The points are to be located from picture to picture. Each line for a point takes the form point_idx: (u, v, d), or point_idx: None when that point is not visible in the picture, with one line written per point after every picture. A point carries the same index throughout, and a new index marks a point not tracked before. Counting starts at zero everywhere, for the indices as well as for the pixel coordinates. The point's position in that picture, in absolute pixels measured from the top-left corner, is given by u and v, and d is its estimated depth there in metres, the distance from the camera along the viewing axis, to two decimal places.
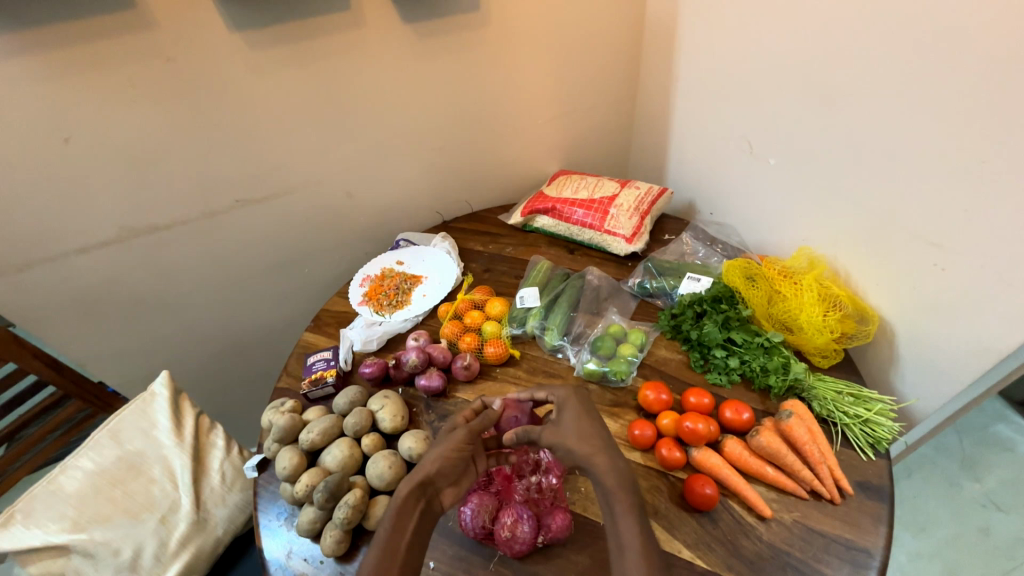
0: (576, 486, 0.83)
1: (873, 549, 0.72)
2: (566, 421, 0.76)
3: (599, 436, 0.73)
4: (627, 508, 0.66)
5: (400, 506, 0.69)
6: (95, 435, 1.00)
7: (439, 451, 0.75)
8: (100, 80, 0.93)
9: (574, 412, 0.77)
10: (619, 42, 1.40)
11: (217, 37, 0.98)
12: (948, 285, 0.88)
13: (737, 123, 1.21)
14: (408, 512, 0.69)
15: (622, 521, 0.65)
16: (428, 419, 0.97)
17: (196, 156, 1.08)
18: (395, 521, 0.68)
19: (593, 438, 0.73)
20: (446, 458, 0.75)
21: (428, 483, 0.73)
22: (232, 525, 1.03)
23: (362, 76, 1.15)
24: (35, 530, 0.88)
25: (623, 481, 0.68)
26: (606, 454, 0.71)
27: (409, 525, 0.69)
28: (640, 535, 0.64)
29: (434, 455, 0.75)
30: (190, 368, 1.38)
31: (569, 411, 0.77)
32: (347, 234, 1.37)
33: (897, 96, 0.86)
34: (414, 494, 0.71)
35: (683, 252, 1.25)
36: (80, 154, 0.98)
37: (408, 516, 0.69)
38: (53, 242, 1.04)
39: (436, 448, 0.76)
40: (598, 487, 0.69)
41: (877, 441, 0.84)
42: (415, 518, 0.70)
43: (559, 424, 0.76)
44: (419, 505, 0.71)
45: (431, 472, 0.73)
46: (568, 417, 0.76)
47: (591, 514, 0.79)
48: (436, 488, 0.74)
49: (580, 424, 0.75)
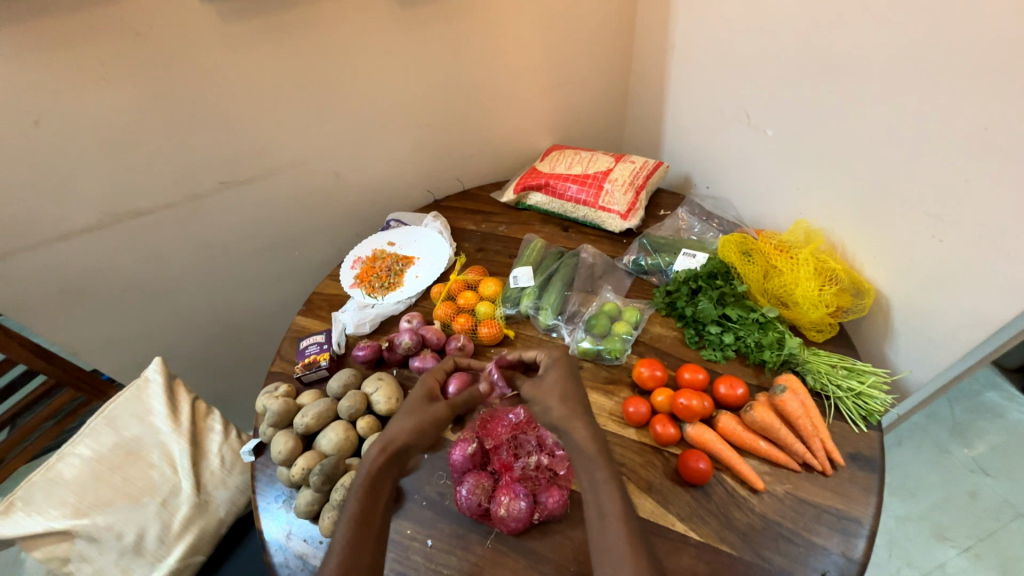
0: None
1: (863, 518, 0.73)
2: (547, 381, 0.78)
3: (578, 399, 0.75)
4: (604, 477, 0.65)
5: (374, 474, 0.71)
6: (91, 423, 1.00)
7: (413, 421, 0.79)
8: (66, 58, 0.88)
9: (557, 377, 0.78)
10: (612, 8, 1.34)
11: (187, 9, 0.93)
12: (946, 257, 0.87)
13: (734, 93, 1.16)
14: (383, 479, 0.72)
15: (601, 487, 0.64)
16: None
17: (174, 137, 1.04)
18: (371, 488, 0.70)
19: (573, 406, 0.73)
20: (419, 429, 0.78)
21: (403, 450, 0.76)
22: (234, 506, 1.04)
23: (343, 50, 1.10)
24: (36, 517, 0.89)
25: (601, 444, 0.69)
26: (583, 419, 0.71)
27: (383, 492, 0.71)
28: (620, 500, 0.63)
29: (409, 423, 0.78)
30: (185, 354, 1.37)
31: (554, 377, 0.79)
32: (336, 214, 1.34)
33: (900, 63, 0.83)
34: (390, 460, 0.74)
35: (679, 228, 1.23)
36: (53, 138, 0.94)
37: (383, 482, 0.71)
38: (33, 231, 1.01)
39: (408, 416, 0.80)
40: (577, 453, 0.68)
41: (869, 413, 0.85)
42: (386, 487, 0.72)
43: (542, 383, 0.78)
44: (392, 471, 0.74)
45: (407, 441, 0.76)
46: (548, 381, 0.78)
47: None
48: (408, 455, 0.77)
49: (562, 389, 0.76)
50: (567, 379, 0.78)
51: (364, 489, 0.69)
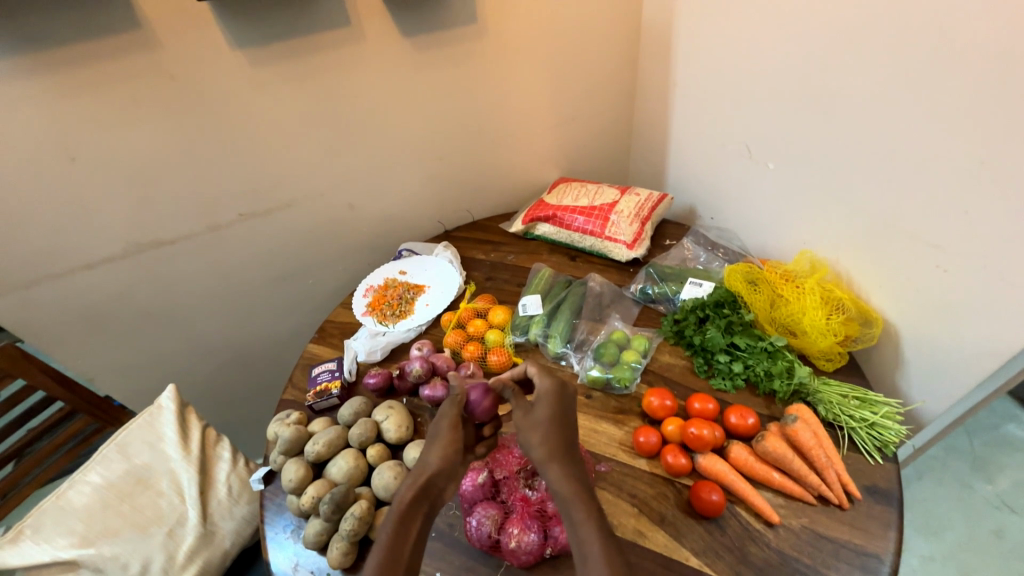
0: (643, 532, 0.76)
1: (883, 554, 0.71)
2: (537, 412, 0.73)
3: (565, 441, 0.71)
4: (585, 518, 0.65)
5: (401, 512, 0.67)
6: (103, 450, 1.01)
7: (439, 448, 0.73)
8: (110, 100, 0.95)
9: (548, 411, 0.73)
10: (616, 50, 1.42)
11: (221, 55, 1.00)
12: (952, 285, 0.88)
13: (735, 127, 1.21)
14: (413, 514, 0.68)
15: (582, 530, 0.64)
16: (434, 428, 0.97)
17: (202, 172, 1.10)
18: (397, 529, 0.66)
19: (559, 445, 0.70)
20: (445, 457, 0.72)
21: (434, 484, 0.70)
22: (239, 537, 1.03)
23: (362, 89, 1.17)
24: (43, 545, 0.89)
25: (578, 486, 0.68)
26: (560, 463, 0.69)
27: (411, 532, 0.67)
28: (601, 543, 0.63)
29: (437, 454, 0.72)
30: (196, 381, 1.39)
31: (543, 410, 0.73)
32: (350, 244, 1.38)
33: (895, 99, 0.87)
34: (419, 496, 0.69)
35: (685, 257, 1.26)
36: (89, 173, 1.00)
37: (412, 520, 0.68)
38: (63, 259, 1.06)
39: (434, 448, 0.73)
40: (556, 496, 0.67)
41: (884, 444, 0.84)
42: (417, 523, 0.68)
43: (532, 415, 0.73)
44: (421, 509, 0.69)
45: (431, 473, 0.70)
46: (539, 415, 0.72)
47: (653, 544, 0.75)
48: (440, 490, 0.71)
49: (547, 423, 0.72)
50: (555, 416, 0.72)
51: (392, 528, 0.66)
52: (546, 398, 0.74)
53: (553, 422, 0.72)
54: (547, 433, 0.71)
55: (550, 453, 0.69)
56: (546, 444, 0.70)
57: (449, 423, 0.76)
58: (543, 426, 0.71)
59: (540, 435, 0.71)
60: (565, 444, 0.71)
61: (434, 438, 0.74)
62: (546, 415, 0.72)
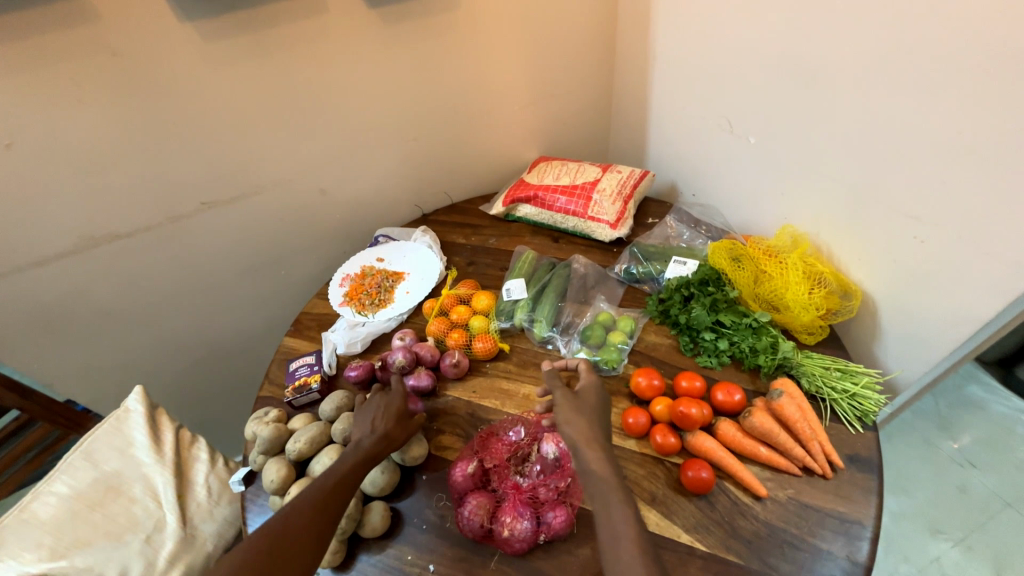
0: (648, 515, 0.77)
1: (865, 520, 0.73)
2: (585, 400, 0.76)
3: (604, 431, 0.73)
4: (620, 500, 0.64)
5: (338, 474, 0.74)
6: (68, 459, 0.95)
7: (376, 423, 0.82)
8: (41, 81, 0.86)
9: (591, 401, 0.76)
10: (593, 22, 1.37)
11: (166, 28, 0.91)
12: (929, 256, 0.89)
13: (716, 102, 1.19)
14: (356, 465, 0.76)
15: (618, 513, 0.63)
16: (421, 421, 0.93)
17: (154, 158, 1.02)
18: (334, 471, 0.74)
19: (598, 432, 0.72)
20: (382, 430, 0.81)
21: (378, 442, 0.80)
22: (222, 539, 0.99)
23: (326, 65, 1.09)
24: (9, 561, 0.84)
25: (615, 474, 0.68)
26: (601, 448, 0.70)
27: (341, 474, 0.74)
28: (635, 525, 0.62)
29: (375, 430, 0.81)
30: (166, 381, 1.32)
31: (587, 399, 0.77)
32: (323, 232, 1.32)
33: (876, 71, 0.86)
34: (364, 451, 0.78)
35: (668, 236, 1.25)
36: (25, 162, 0.91)
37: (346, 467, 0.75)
38: (4, 258, 0.97)
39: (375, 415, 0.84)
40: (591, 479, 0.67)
41: (864, 414, 0.86)
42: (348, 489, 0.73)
43: (579, 402, 0.76)
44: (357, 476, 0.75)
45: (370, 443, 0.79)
46: (585, 401, 0.76)
47: (654, 523, 0.76)
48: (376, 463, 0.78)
49: (590, 411, 0.75)
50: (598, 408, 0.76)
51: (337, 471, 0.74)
52: (591, 389, 0.78)
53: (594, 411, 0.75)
54: (589, 421, 0.74)
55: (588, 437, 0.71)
56: (586, 429, 0.72)
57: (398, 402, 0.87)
58: (589, 412, 0.75)
59: (584, 420, 0.74)
60: (606, 435, 0.73)
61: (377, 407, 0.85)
62: (588, 403, 0.76)
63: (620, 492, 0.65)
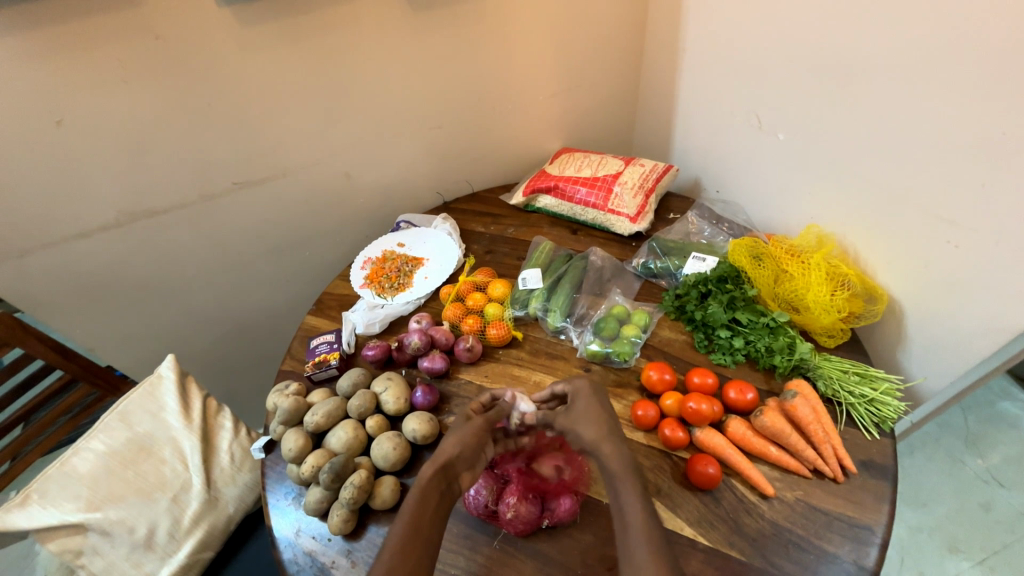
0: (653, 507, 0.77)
1: (875, 526, 0.72)
2: (577, 407, 0.78)
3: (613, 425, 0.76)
4: (631, 492, 0.67)
5: (423, 486, 0.69)
6: (106, 418, 1.01)
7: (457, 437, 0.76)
8: (89, 60, 0.90)
9: (588, 401, 0.78)
10: (623, 12, 1.35)
11: (206, 12, 0.95)
12: (962, 262, 0.86)
13: (744, 96, 1.16)
14: (429, 494, 0.69)
15: (625, 496, 0.68)
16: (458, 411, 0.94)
17: (191, 138, 1.06)
18: (418, 503, 0.67)
19: (602, 428, 0.75)
20: (466, 441, 0.75)
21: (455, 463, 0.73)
22: (242, 503, 1.05)
23: (356, 51, 1.11)
24: (50, 509, 0.90)
25: (625, 465, 0.71)
26: (612, 441, 0.73)
27: (430, 506, 0.68)
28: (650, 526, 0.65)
29: (456, 441, 0.75)
30: (195, 352, 1.39)
31: (584, 402, 0.78)
32: (346, 215, 1.36)
33: (915, 68, 0.83)
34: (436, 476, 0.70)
35: (689, 232, 1.23)
36: (73, 139, 0.97)
37: (431, 499, 0.68)
38: (53, 228, 1.03)
39: (454, 435, 0.77)
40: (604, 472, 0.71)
41: (882, 420, 0.84)
42: (436, 500, 0.68)
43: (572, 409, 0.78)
44: (441, 487, 0.70)
45: (453, 454, 0.73)
46: (579, 408, 0.78)
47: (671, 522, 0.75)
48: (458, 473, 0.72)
49: (588, 413, 0.77)
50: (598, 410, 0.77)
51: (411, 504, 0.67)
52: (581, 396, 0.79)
53: (604, 417, 0.76)
54: (594, 422, 0.76)
55: (600, 437, 0.74)
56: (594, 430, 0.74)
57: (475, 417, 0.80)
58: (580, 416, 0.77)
59: (585, 424, 0.75)
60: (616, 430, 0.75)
61: (457, 429, 0.78)
62: (590, 410, 0.77)
63: (634, 486, 0.68)
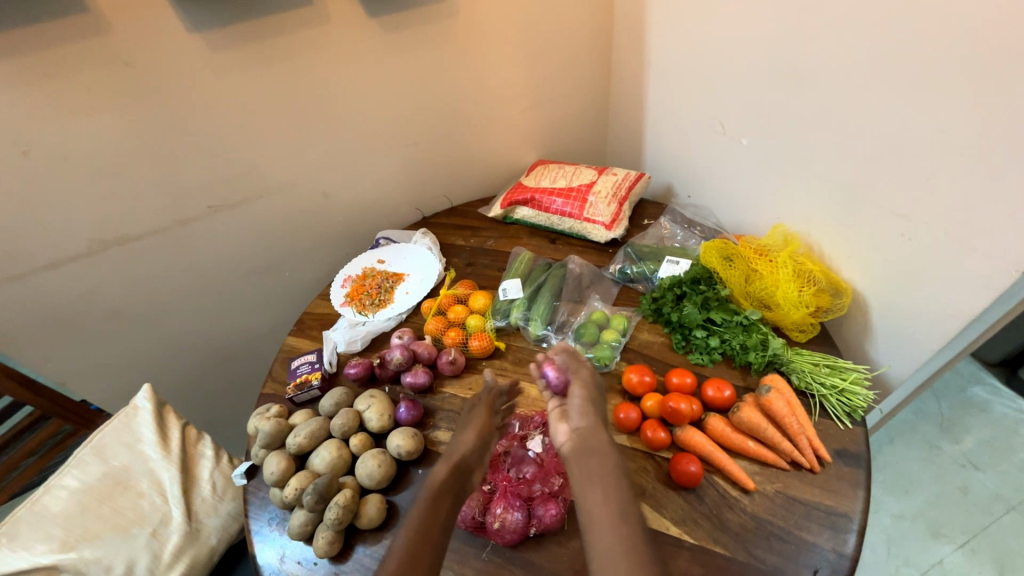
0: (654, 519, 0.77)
1: (852, 513, 0.74)
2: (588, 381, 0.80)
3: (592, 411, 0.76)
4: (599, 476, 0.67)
5: (434, 491, 0.70)
6: (79, 453, 0.98)
7: (473, 433, 0.79)
8: (56, 89, 0.90)
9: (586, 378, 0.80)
10: (590, 29, 1.40)
11: (176, 38, 0.95)
12: (917, 253, 0.91)
13: (708, 105, 1.22)
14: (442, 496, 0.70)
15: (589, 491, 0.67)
16: (443, 417, 0.96)
17: (164, 164, 1.06)
18: (430, 505, 0.69)
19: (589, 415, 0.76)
20: (477, 437, 0.79)
21: (464, 462, 0.75)
22: (226, 533, 1.01)
23: (329, 71, 1.13)
24: (21, 552, 0.87)
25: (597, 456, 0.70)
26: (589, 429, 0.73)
27: (443, 507, 0.69)
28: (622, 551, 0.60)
29: (471, 436, 0.79)
30: (172, 380, 1.35)
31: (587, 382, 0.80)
32: (325, 234, 1.36)
33: (862, 76, 0.88)
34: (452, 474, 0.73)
35: (662, 236, 1.27)
36: (40, 168, 0.95)
37: (443, 500, 0.70)
38: (19, 260, 1.01)
39: (468, 431, 0.80)
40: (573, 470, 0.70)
41: (853, 410, 0.87)
42: (449, 504, 0.70)
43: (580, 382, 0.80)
44: (454, 490, 0.71)
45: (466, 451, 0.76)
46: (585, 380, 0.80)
47: (665, 526, 0.76)
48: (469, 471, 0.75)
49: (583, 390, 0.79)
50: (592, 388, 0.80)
51: (418, 511, 0.68)
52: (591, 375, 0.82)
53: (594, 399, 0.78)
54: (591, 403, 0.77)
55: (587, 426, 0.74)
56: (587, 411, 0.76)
57: (486, 411, 0.83)
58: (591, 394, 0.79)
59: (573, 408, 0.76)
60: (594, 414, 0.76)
61: (466, 427, 0.81)
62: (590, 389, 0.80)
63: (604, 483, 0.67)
